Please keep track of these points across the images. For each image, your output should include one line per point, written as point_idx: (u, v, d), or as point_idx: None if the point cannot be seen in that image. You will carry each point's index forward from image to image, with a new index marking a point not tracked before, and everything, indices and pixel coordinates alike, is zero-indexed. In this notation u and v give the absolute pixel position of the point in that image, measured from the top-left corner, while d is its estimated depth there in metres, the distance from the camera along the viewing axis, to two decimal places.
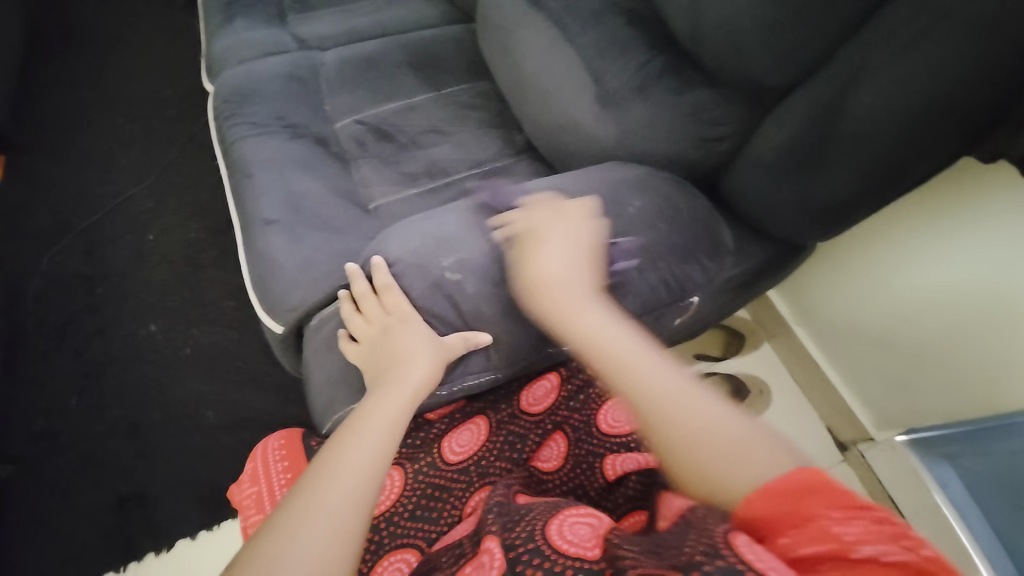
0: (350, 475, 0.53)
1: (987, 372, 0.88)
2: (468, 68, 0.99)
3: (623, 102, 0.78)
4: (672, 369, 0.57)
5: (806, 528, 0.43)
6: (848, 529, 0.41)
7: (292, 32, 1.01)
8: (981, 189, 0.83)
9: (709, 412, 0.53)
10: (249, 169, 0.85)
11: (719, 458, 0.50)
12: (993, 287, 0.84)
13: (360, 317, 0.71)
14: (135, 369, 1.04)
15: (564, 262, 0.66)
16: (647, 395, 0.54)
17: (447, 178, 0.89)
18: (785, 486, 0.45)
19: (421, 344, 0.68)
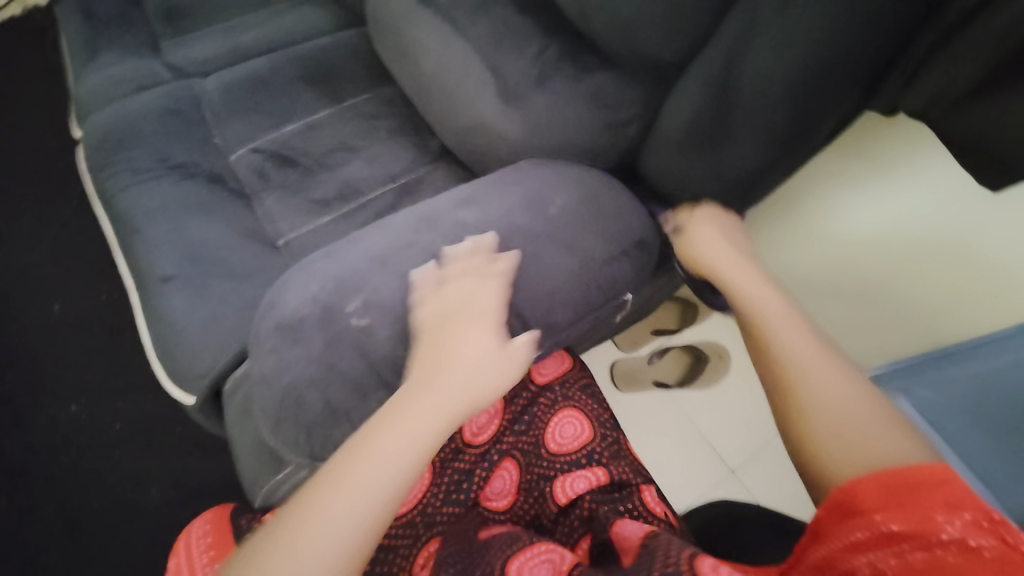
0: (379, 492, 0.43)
1: (936, 313, 0.86)
2: (368, 74, 0.98)
3: (525, 96, 0.72)
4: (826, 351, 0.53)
5: (896, 506, 0.40)
6: (949, 516, 0.38)
7: (174, 66, 0.98)
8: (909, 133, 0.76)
9: (866, 403, 0.48)
10: (142, 226, 0.82)
11: (848, 427, 0.47)
12: (937, 229, 0.79)
13: (433, 296, 0.54)
14: (62, 457, 1.09)
15: (730, 254, 0.64)
16: (783, 348, 0.54)
17: (361, 199, 0.87)
18: (903, 474, 0.41)
19: (489, 360, 0.52)
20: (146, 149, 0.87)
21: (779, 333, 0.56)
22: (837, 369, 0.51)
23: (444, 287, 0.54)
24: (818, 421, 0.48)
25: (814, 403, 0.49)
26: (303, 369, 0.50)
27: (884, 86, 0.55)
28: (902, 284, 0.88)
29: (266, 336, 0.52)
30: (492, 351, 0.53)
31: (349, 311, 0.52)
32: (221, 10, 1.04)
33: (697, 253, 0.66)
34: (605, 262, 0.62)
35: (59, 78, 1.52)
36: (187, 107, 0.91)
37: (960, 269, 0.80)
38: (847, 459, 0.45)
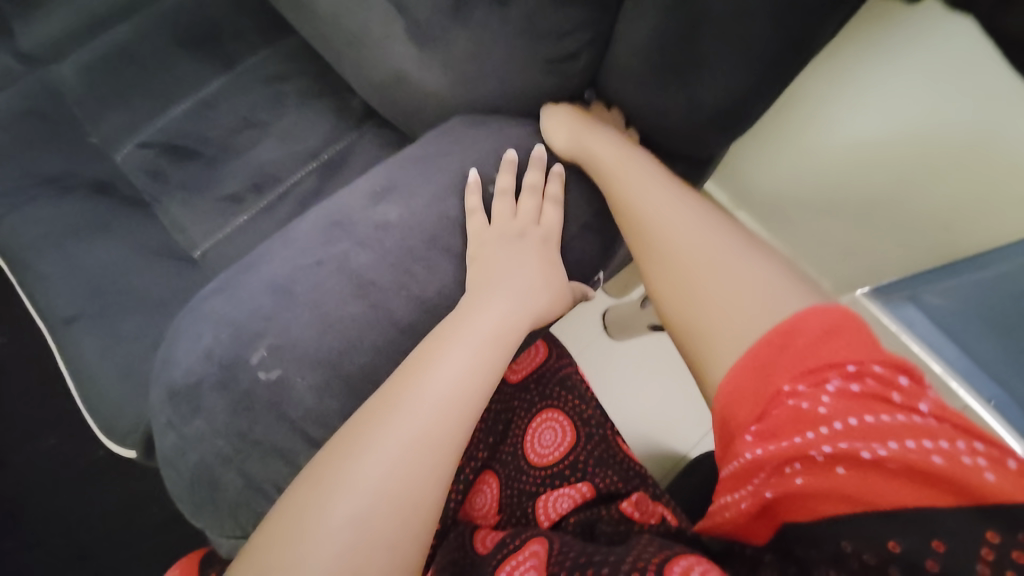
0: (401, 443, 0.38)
1: (940, 214, 0.75)
2: (261, 24, 0.79)
3: (441, 33, 0.55)
4: (706, 226, 0.47)
5: (777, 418, 0.37)
6: (828, 404, 0.35)
7: (21, 52, 0.79)
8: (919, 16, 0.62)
9: (748, 266, 0.44)
10: (30, 261, 0.70)
11: (733, 306, 0.42)
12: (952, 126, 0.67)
13: (509, 204, 0.51)
14: (41, 496, 1.02)
15: (600, 137, 0.52)
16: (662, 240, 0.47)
17: (279, 188, 0.73)
18: (769, 366, 0.38)
19: (551, 288, 0.48)
20: (11, 166, 0.72)
21: (665, 213, 0.48)
22: (722, 241, 0.46)
23: (474, 265, 0.48)
24: (697, 308, 0.43)
25: (693, 295, 0.44)
26: (212, 445, 0.42)
27: None
28: (860, 166, 0.78)
29: (160, 408, 0.44)
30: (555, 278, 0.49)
31: (255, 364, 0.43)
32: None
33: (561, 146, 0.54)
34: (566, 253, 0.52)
35: None
36: (48, 106, 0.76)
37: (960, 166, 0.69)
38: (730, 340, 0.41)
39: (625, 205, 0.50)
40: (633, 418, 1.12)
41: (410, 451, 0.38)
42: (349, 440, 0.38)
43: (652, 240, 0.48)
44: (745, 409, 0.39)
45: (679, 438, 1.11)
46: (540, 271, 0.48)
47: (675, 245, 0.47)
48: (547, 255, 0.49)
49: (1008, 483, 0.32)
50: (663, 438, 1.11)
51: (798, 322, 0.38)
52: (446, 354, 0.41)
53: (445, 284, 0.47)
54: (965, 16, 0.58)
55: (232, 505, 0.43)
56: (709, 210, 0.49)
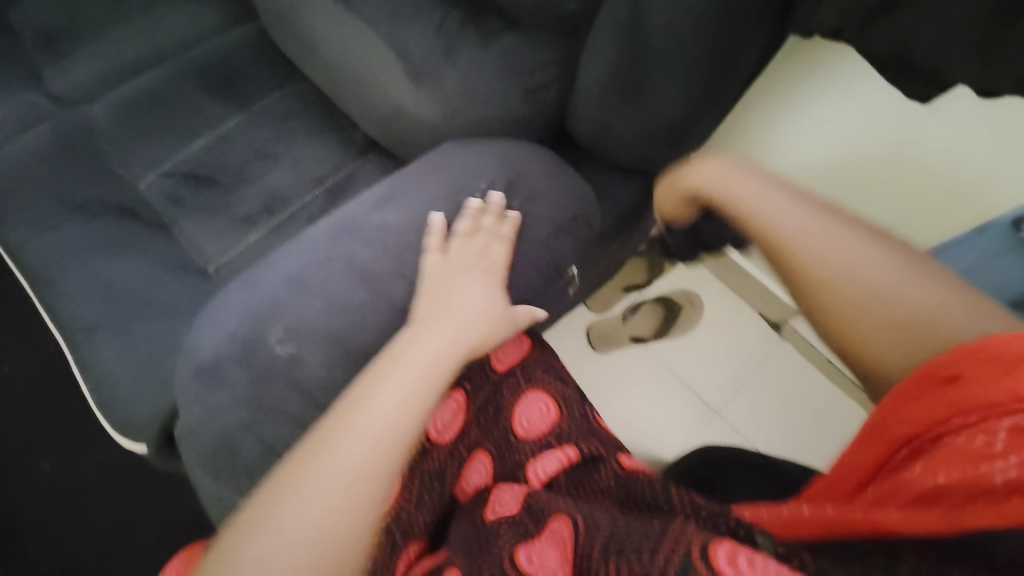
0: (341, 471, 0.40)
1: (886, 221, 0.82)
2: (274, 70, 0.90)
3: (433, 72, 0.66)
4: (850, 248, 0.48)
5: (945, 451, 0.37)
6: (1004, 440, 0.35)
7: (60, 95, 0.89)
8: (824, 61, 0.74)
9: (907, 281, 0.46)
10: (57, 277, 0.76)
11: (884, 328, 0.45)
12: (879, 142, 0.75)
13: (456, 239, 0.56)
14: (42, 520, 1.03)
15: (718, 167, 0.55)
16: (810, 264, 0.49)
17: (289, 208, 0.81)
18: (936, 399, 0.38)
19: (488, 322, 0.53)
20: (44, 193, 0.80)
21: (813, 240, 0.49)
22: (882, 264, 0.47)
23: (422, 295, 0.52)
24: (863, 327, 0.46)
25: (859, 321, 0.46)
26: (233, 413, 0.48)
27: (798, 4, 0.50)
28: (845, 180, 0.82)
29: (187, 384, 0.50)
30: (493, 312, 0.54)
31: (272, 340, 0.50)
32: (101, 22, 0.94)
33: (674, 182, 0.58)
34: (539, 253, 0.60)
35: None
36: (81, 141, 0.85)
37: (904, 163, 0.75)
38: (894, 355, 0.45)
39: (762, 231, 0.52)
40: (620, 427, 1.17)
41: (353, 487, 0.40)
42: (303, 457, 0.41)
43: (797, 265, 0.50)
44: (905, 427, 0.40)
45: (667, 446, 1.15)
46: (480, 291, 0.54)
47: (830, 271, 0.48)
48: (489, 288, 0.55)
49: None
50: (650, 447, 1.15)
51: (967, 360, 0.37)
52: (393, 385, 0.45)
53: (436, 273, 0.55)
54: (858, 58, 0.70)
55: (249, 468, 0.48)
56: (861, 233, 0.49)
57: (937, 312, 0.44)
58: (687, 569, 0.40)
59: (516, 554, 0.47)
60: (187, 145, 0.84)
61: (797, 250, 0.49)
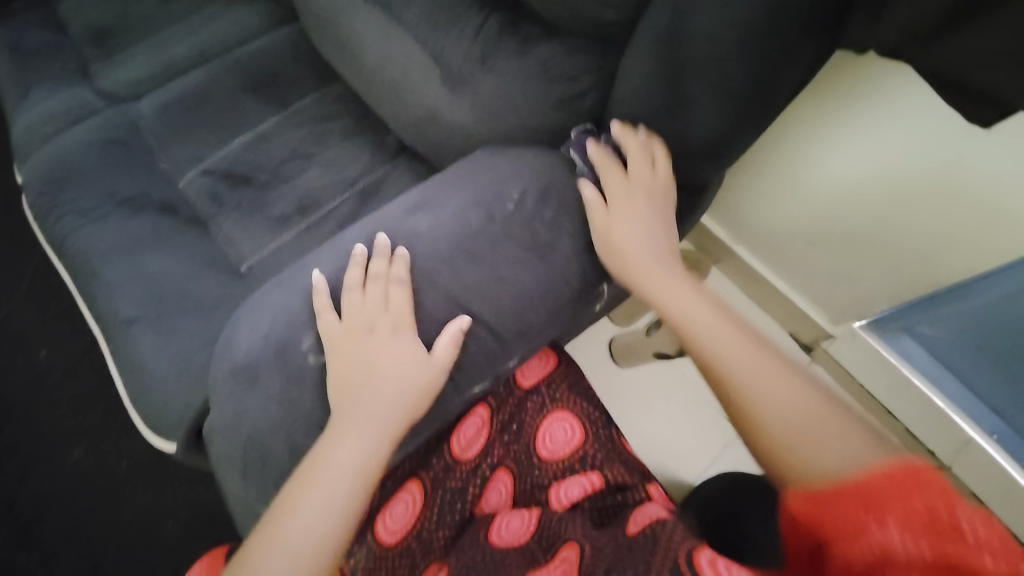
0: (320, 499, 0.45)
1: (927, 250, 0.82)
2: (312, 72, 0.91)
3: (470, 78, 0.66)
4: (767, 367, 0.51)
5: (848, 542, 0.39)
6: (895, 533, 0.36)
7: (109, 93, 0.93)
8: (880, 81, 0.72)
9: (828, 412, 0.48)
10: (98, 269, 0.79)
11: (821, 446, 0.45)
12: (932, 168, 0.73)
13: (358, 291, 0.52)
14: (75, 501, 1.07)
15: (640, 233, 0.58)
16: (735, 372, 0.51)
17: (321, 210, 0.82)
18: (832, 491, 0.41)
19: (408, 371, 0.50)
20: (90, 187, 0.83)
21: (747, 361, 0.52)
22: (804, 401, 0.49)
23: (332, 354, 0.50)
24: (787, 453, 0.47)
25: (783, 443, 0.47)
26: (263, 416, 0.48)
27: (853, 18, 0.48)
28: (885, 210, 0.82)
29: (220, 383, 0.51)
30: (410, 359, 0.50)
31: (304, 346, 0.50)
32: (150, 24, 0.97)
33: (608, 242, 0.58)
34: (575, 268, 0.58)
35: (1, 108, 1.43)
36: (126, 137, 0.87)
37: (953, 188, 0.73)
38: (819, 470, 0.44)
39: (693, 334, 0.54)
40: (641, 442, 1.15)
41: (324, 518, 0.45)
42: (249, 557, 0.44)
43: (719, 372, 0.52)
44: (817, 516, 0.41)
45: (688, 463, 1.13)
46: (396, 359, 0.50)
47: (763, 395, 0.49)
48: (401, 335, 0.51)
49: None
50: (672, 463, 1.13)
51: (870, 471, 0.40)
52: (320, 483, 0.46)
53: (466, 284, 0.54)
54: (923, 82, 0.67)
55: (274, 470, 0.48)
56: (791, 370, 0.51)
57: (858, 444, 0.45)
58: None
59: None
60: (227, 144, 0.86)
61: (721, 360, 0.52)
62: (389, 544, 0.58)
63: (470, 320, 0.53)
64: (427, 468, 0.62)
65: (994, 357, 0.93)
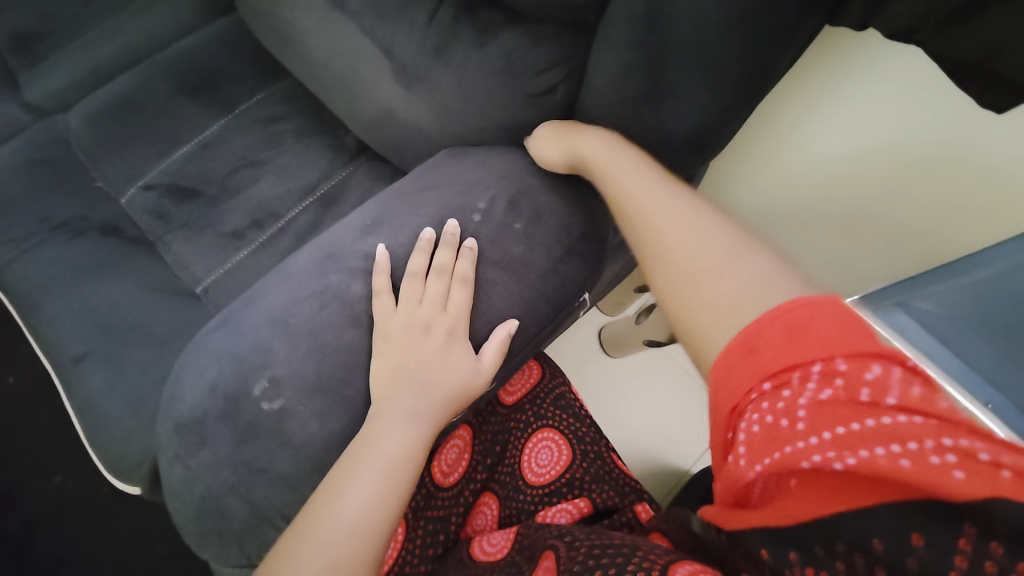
0: (341, 527, 0.41)
1: (923, 231, 0.77)
2: (257, 68, 0.83)
3: (426, 74, 0.59)
4: (695, 220, 0.46)
5: (761, 435, 0.34)
6: (804, 417, 0.32)
7: (36, 105, 0.84)
8: (873, 52, 0.67)
9: (753, 259, 0.42)
10: (41, 304, 0.73)
11: (732, 300, 0.40)
12: (930, 144, 0.69)
13: (417, 283, 0.50)
14: (55, 533, 1.03)
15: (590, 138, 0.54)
16: (658, 229, 0.47)
17: (279, 222, 0.76)
18: (742, 366, 0.36)
19: (458, 376, 0.48)
20: (22, 212, 0.76)
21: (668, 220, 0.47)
22: (728, 249, 0.43)
23: (379, 352, 0.47)
24: (696, 301, 0.41)
25: (694, 288, 0.42)
26: (217, 476, 0.44)
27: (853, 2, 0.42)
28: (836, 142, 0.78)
29: (167, 440, 0.46)
30: (454, 365, 0.48)
31: (256, 394, 0.45)
32: (73, 22, 0.87)
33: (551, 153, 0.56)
34: (547, 287, 0.53)
35: None
36: (58, 154, 0.80)
37: (951, 165, 0.68)
38: (721, 323, 0.39)
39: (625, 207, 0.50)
40: (635, 434, 1.13)
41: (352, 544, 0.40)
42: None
43: (643, 235, 0.48)
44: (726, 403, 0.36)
45: (682, 452, 1.11)
46: (453, 362, 0.48)
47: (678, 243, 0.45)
48: (451, 340, 0.48)
49: (984, 479, 0.28)
50: (666, 453, 1.11)
51: (766, 324, 0.36)
52: (357, 486, 0.42)
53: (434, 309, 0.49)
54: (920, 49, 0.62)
55: (234, 534, 0.44)
56: (723, 224, 0.46)
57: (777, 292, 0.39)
58: None
59: None
60: (169, 155, 0.79)
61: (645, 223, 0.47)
62: None
63: (517, 324, 0.51)
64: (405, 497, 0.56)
65: None
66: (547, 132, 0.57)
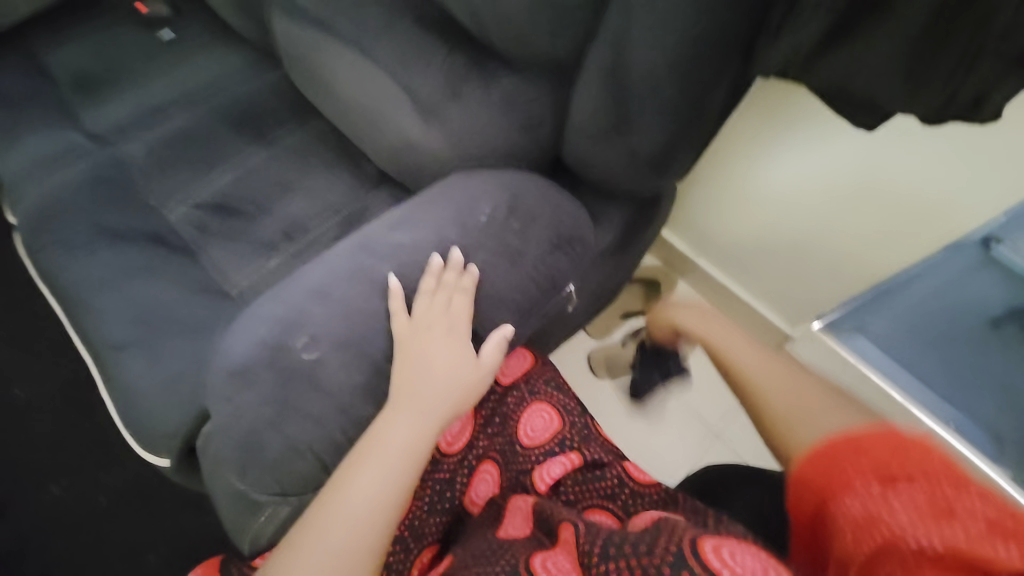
0: (375, 475, 0.49)
1: (859, 247, 0.91)
2: (293, 110, 0.99)
3: (441, 110, 0.74)
4: (796, 372, 0.59)
5: (863, 518, 0.44)
6: (901, 512, 0.43)
7: (99, 135, 0.98)
8: (796, 99, 0.84)
9: (846, 408, 0.55)
10: (89, 299, 0.82)
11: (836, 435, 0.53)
12: (855, 174, 0.84)
13: (424, 301, 0.57)
14: (52, 542, 1.04)
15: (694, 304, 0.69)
16: (764, 377, 0.59)
17: (306, 235, 0.88)
18: (839, 465, 0.47)
19: (462, 361, 0.56)
20: (81, 221, 0.87)
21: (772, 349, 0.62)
22: (821, 398, 0.56)
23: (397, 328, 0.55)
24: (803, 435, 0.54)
25: (800, 421, 0.55)
26: (261, 412, 0.52)
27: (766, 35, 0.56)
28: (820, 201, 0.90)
29: (218, 386, 0.54)
30: (459, 354, 0.57)
31: (297, 346, 0.54)
32: (137, 72, 1.03)
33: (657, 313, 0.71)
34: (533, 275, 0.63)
35: None
36: (117, 175, 0.92)
37: (875, 191, 0.83)
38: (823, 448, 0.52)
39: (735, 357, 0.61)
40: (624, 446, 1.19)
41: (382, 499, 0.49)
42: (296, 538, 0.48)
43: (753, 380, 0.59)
44: (828, 490, 0.47)
45: (669, 465, 1.17)
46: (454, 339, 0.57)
47: (777, 363, 0.60)
48: (457, 332, 0.57)
49: None
50: (654, 466, 1.17)
51: (865, 436, 0.47)
52: (378, 445, 0.50)
53: (444, 301, 0.58)
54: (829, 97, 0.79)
55: (273, 462, 0.51)
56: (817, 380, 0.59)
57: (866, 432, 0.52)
58: (678, 563, 0.43)
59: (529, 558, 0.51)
60: (214, 178, 0.92)
61: (754, 374, 0.59)
62: None
63: (512, 330, 0.61)
64: None
65: (963, 351, 0.85)
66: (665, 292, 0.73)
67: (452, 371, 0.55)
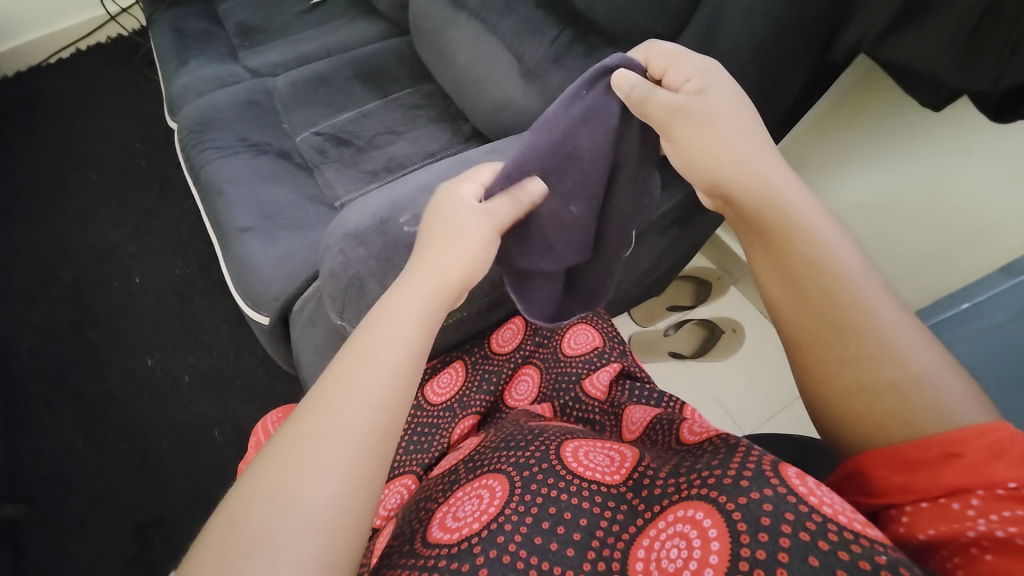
0: (428, 321, 0.49)
1: (929, 262, 0.92)
2: (410, 72, 1.15)
3: (543, 74, 0.86)
4: (879, 306, 0.49)
5: (935, 508, 0.41)
6: (976, 505, 0.39)
7: (252, 70, 1.18)
8: (875, 100, 0.88)
9: (919, 354, 0.47)
10: (224, 190, 0.99)
11: (924, 402, 0.45)
12: (930, 186, 0.86)
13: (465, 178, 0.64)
14: (138, 403, 1.21)
15: (743, 155, 0.53)
16: (840, 306, 0.49)
17: (404, 170, 1.02)
18: (917, 448, 0.43)
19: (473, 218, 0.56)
20: (229, 130, 1.05)
21: (845, 286, 0.50)
22: (913, 363, 0.47)
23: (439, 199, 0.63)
24: (873, 393, 0.47)
25: (872, 375, 0.47)
26: (366, 265, 0.64)
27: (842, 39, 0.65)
28: (894, 217, 0.93)
29: (335, 242, 0.67)
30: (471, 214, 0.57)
31: (403, 221, 0.65)
32: (290, 27, 1.24)
33: (697, 158, 0.54)
34: (600, 147, 0.56)
35: (137, 81, 1.71)
36: (263, 100, 1.11)
37: (943, 203, 0.86)
38: (902, 421, 0.46)
39: (805, 276, 0.51)
40: None
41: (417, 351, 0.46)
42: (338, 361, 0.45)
43: (823, 313, 0.50)
44: (895, 483, 0.44)
45: None
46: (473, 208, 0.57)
47: (838, 313, 0.49)
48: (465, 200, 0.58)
49: None
50: None
51: (972, 436, 0.41)
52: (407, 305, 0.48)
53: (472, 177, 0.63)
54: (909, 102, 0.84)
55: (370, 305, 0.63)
56: (906, 330, 0.48)
57: (946, 408, 0.45)
58: (761, 481, 0.44)
59: (562, 450, 0.57)
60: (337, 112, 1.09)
61: (830, 307, 0.50)
62: (435, 402, 0.73)
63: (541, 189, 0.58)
64: (470, 354, 0.78)
65: None
66: (696, 69, 0.54)
67: (474, 237, 0.55)
